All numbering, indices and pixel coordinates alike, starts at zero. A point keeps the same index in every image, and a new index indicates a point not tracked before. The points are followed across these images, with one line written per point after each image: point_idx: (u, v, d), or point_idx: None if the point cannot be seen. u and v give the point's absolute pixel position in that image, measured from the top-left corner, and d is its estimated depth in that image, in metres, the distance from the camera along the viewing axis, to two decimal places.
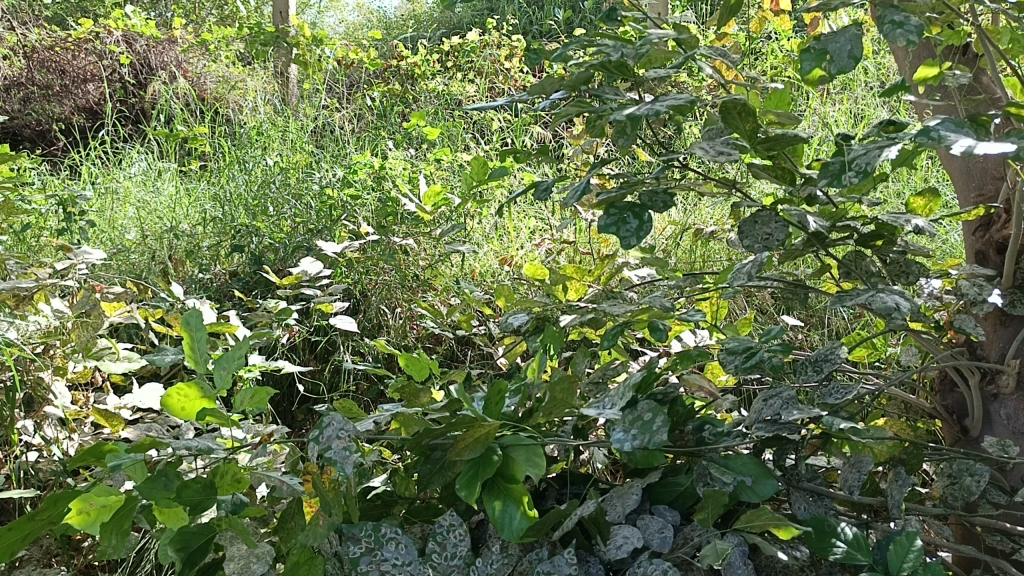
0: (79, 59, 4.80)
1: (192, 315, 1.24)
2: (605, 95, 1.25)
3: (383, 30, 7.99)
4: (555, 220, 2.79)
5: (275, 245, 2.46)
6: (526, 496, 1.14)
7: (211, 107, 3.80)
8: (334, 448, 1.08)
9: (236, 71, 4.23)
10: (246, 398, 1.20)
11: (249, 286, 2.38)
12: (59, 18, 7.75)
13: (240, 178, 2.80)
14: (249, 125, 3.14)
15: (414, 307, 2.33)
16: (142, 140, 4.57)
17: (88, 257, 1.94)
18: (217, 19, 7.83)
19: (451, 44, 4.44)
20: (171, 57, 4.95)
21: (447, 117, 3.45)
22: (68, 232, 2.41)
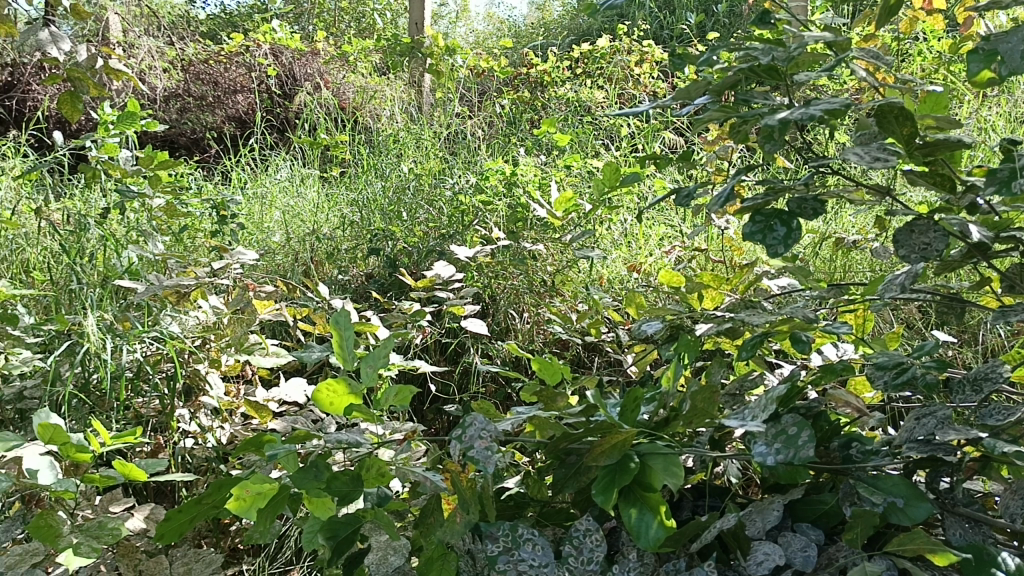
0: (230, 72, 5.11)
1: (341, 315, 1.30)
2: (753, 100, 1.23)
3: (512, 39, 8.11)
4: (686, 227, 2.75)
5: (409, 249, 2.53)
6: (663, 506, 1.13)
7: (350, 116, 3.97)
8: (476, 447, 1.11)
9: (374, 80, 4.40)
10: (391, 395, 1.24)
11: (384, 288, 2.46)
12: (214, 33, 8.30)
13: (377, 184, 2.90)
14: (385, 133, 3.25)
15: (542, 313, 2.34)
16: (286, 147, 4.82)
17: (243, 257, 2.04)
18: (353, 31, 8.16)
19: (581, 51, 4.46)
20: (314, 68, 5.19)
21: (577, 124, 3.46)
22: (221, 234, 2.57)
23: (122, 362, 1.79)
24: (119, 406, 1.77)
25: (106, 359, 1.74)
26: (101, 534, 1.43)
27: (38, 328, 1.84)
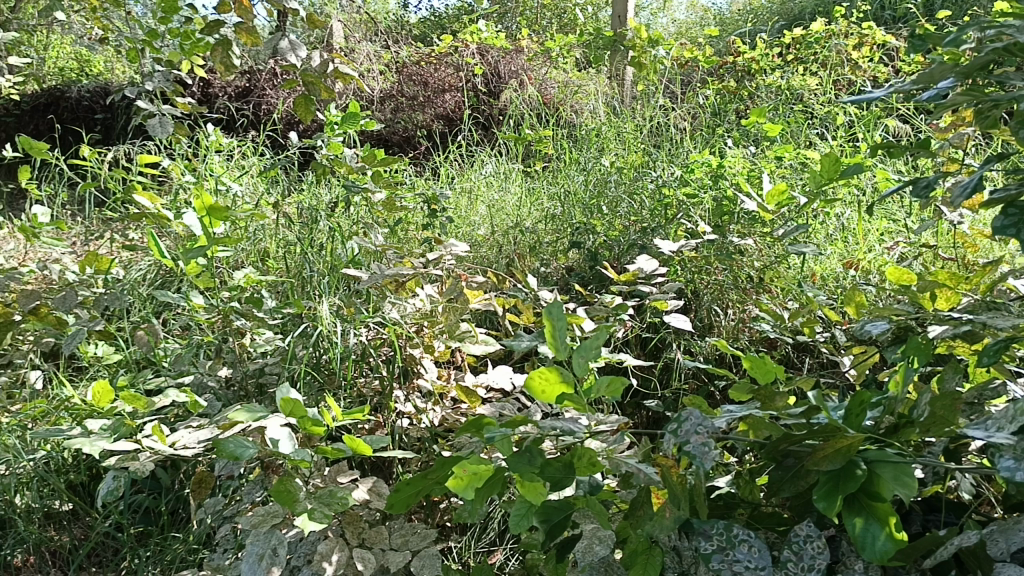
0: (440, 72, 5.37)
1: (555, 306, 1.30)
2: (1008, 81, 1.11)
3: (716, 28, 7.92)
4: (911, 222, 2.57)
5: (609, 242, 2.53)
6: (893, 517, 1.06)
7: (554, 111, 4.05)
8: (692, 442, 1.10)
9: (576, 75, 4.46)
10: (603, 386, 1.26)
11: (585, 281, 2.48)
12: (423, 36, 8.74)
13: (580, 177, 2.93)
14: (589, 127, 3.28)
15: (749, 310, 2.26)
16: (490, 144, 4.99)
17: (455, 249, 2.13)
18: (555, 27, 8.29)
19: (793, 37, 4.27)
20: (518, 66, 5.34)
21: (788, 113, 3.32)
22: (432, 226, 2.70)
23: (348, 345, 1.94)
24: (345, 384, 1.91)
25: (334, 341, 1.92)
26: (331, 502, 1.55)
27: (278, 310, 2.07)
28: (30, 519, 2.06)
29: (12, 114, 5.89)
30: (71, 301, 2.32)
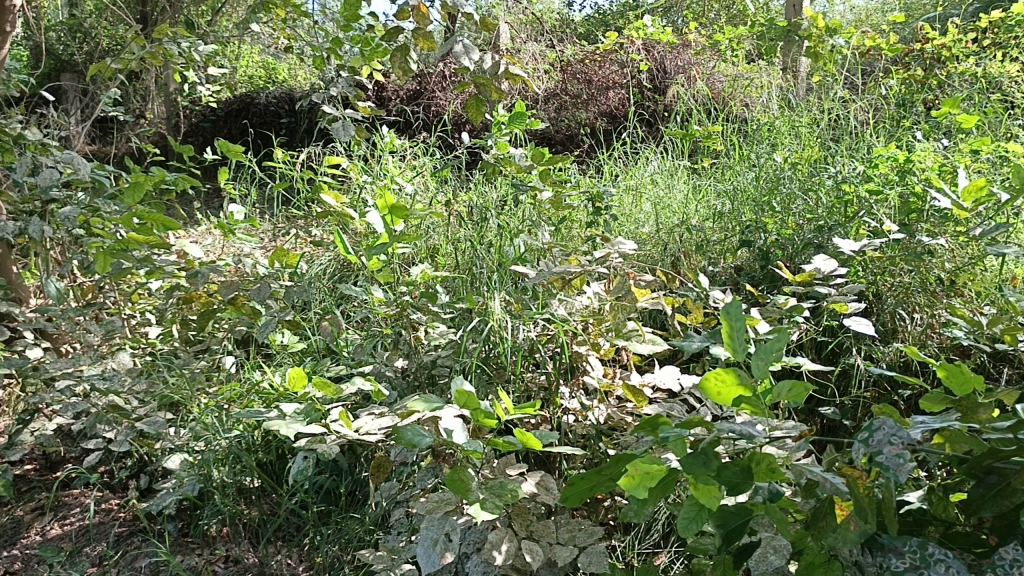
0: (604, 69, 5.40)
1: (732, 306, 1.28)
2: None
3: (900, 14, 7.49)
4: None
5: (782, 241, 2.45)
6: None
7: (723, 107, 3.97)
8: (886, 453, 1.04)
9: (746, 69, 4.35)
10: (783, 391, 1.24)
11: (755, 281, 2.41)
12: (587, 33, 8.80)
13: (751, 173, 2.86)
14: (761, 122, 3.18)
15: (939, 314, 2.13)
16: (655, 140, 4.96)
17: (622, 248, 2.09)
18: (724, 20, 8.08)
19: (990, 20, 3.97)
20: (685, 60, 5.27)
21: (984, 102, 3.10)
22: (598, 224, 2.72)
23: (518, 340, 1.99)
24: (515, 378, 1.97)
25: (505, 336, 1.98)
26: (501, 493, 1.59)
27: (452, 305, 2.14)
28: (226, 493, 2.25)
29: (209, 120, 6.43)
30: (265, 293, 2.47)
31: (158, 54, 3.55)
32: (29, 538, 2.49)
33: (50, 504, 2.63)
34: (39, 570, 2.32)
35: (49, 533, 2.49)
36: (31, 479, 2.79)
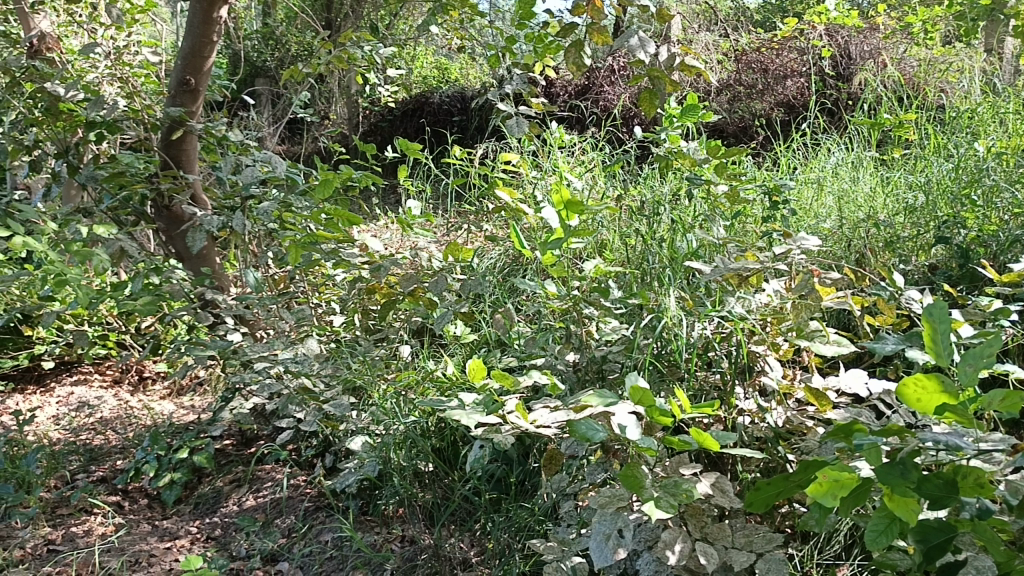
0: (782, 57, 5.22)
1: (935, 308, 1.22)
2: None
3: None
4: None
5: (984, 239, 2.26)
6: None
7: (916, 93, 3.72)
8: None
9: (943, 52, 4.06)
10: (995, 399, 1.16)
11: (952, 280, 2.24)
12: (764, 21, 8.50)
13: (948, 164, 2.66)
14: (963, 107, 2.96)
15: None
16: (837, 130, 4.72)
17: (806, 243, 1.99)
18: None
19: None
20: (872, 45, 4.98)
21: None
22: (775, 219, 2.62)
23: (692, 337, 1.93)
24: (688, 375, 1.93)
25: (678, 332, 1.93)
26: (676, 493, 1.56)
27: (625, 300, 2.11)
28: (402, 475, 2.36)
29: (387, 120, 6.77)
30: (441, 285, 2.55)
31: (344, 57, 3.77)
32: (228, 507, 2.72)
33: (245, 477, 2.87)
34: (237, 537, 2.53)
35: (245, 503, 2.71)
36: (230, 453, 3.04)
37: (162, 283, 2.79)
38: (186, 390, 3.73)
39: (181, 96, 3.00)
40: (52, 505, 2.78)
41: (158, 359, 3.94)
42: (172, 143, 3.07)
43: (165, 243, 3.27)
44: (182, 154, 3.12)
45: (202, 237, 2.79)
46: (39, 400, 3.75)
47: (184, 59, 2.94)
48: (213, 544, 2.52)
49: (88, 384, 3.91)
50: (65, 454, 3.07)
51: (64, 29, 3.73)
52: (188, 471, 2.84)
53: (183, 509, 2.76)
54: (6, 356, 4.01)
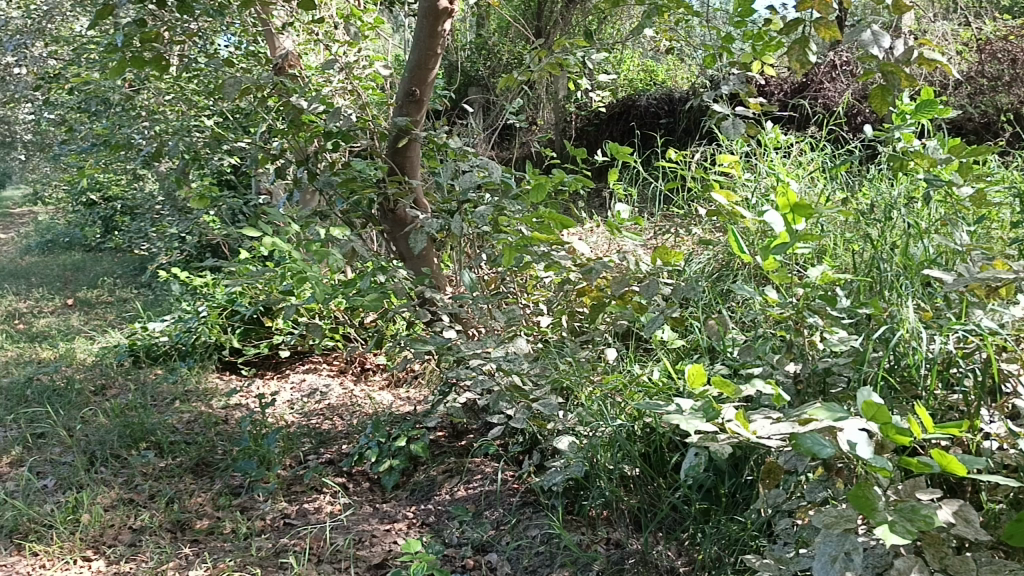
0: None
1: None
2: None
3: None
4: None
5: None
6: None
7: None
8: None
9: None
10: None
11: None
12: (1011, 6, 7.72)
13: None
14: None
15: None
16: None
17: None
18: None
19: None
20: None
21: None
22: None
23: (931, 351, 1.79)
24: (927, 392, 1.78)
25: (916, 346, 1.79)
26: (914, 518, 1.45)
27: (854, 309, 1.98)
28: (610, 477, 2.37)
29: (593, 124, 6.83)
30: (653, 289, 2.52)
31: (557, 64, 3.85)
32: (441, 495, 2.86)
33: (457, 468, 3.00)
34: (450, 524, 2.65)
35: (456, 493, 2.84)
36: (443, 444, 3.20)
37: (387, 281, 2.98)
38: (403, 382, 3.97)
39: (407, 106, 3.19)
40: (288, 482, 3.05)
41: (378, 352, 4.22)
42: (398, 151, 3.29)
43: (389, 243, 3.50)
44: (405, 161, 3.33)
45: (424, 239, 2.94)
46: (277, 385, 4.15)
47: (410, 71, 3.13)
48: (428, 530, 2.66)
49: (318, 372, 4.27)
50: (299, 436, 3.36)
51: (305, 47, 4.07)
52: (406, 459, 3.02)
53: (400, 494, 2.93)
54: (251, 344, 4.46)
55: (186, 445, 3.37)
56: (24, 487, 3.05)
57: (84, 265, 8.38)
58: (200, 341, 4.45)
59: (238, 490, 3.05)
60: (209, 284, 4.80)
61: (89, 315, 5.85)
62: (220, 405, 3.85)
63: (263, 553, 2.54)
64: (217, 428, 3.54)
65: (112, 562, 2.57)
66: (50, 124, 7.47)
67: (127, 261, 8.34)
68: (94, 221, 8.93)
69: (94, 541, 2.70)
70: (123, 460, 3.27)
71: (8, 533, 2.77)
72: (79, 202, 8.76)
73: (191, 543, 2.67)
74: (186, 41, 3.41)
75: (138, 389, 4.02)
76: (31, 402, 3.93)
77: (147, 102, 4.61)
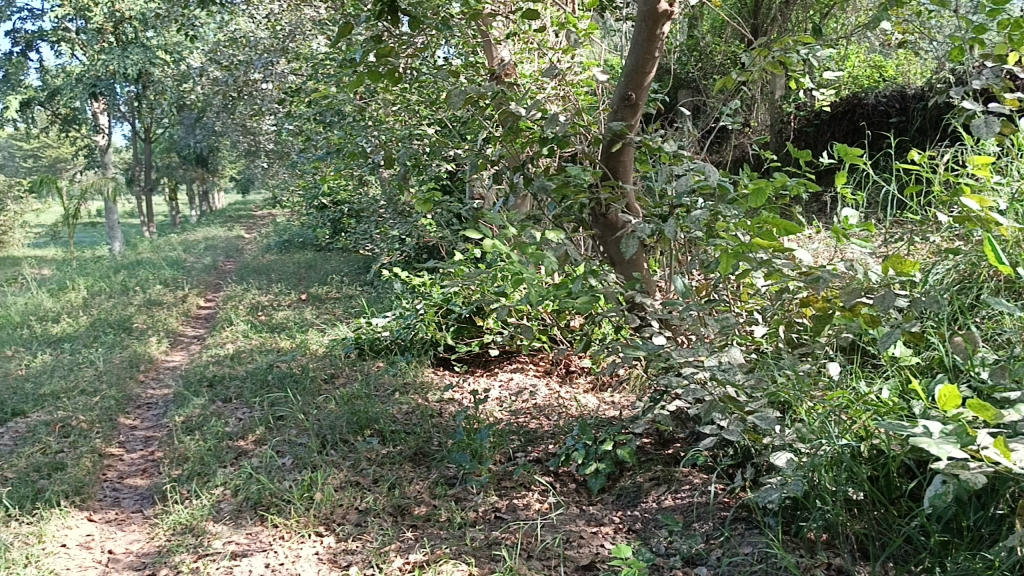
0: None
1: None
2: None
3: None
4: None
5: None
6: None
7: None
8: None
9: None
10: None
11: None
12: None
13: None
14: None
15: None
16: None
17: None
18: None
19: None
20: None
21: None
22: None
23: None
24: None
25: None
26: None
27: None
28: (833, 499, 2.23)
29: (812, 124, 6.59)
30: (889, 300, 2.33)
31: (778, 63, 3.69)
32: (648, 503, 2.83)
33: (664, 476, 2.95)
34: (657, 533, 2.62)
35: (664, 502, 2.80)
36: (649, 450, 3.16)
37: (599, 285, 2.99)
38: (608, 386, 3.98)
39: (622, 111, 3.16)
40: (499, 476, 3.16)
41: (584, 355, 4.26)
42: (611, 156, 3.24)
43: (599, 247, 3.49)
44: (619, 166, 3.27)
45: (636, 243, 2.90)
46: (486, 383, 4.31)
47: (627, 76, 3.10)
48: (635, 536, 2.64)
49: (525, 372, 4.39)
50: (508, 433, 3.46)
51: (521, 56, 4.19)
52: (613, 463, 3.02)
53: (606, 498, 2.94)
54: (463, 342, 4.66)
55: (405, 434, 3.58)
56: (268, 463, 3.38)
57: (315, 264, 9.14)
58: (418, 337, 4.71)
59: (452, 481, 3.19)
60: (425, 283, 5.07)
61: (320, 309, 6.38)
62: (435, 399, 4.06)
63: (477, 544, 2.65)
64: (433, 420, 3.73)
65: (341, 539, 2.79)
66: (290, 135, 8.21)
67: (352, 260, 9.01)
68: (324, 224, 9.71)
69: (326, 518, 2.94)
70: (350, 445, 3.53)
71: (254, 504, 3.07)
72: (312, 206, 9.56)
73: (410, 528, 2.83)
74: (414, 54, 3.61)
75: (363, 379, 4.33)
76: (272, 386, 4.35)
77: (375, 113, 4.94)
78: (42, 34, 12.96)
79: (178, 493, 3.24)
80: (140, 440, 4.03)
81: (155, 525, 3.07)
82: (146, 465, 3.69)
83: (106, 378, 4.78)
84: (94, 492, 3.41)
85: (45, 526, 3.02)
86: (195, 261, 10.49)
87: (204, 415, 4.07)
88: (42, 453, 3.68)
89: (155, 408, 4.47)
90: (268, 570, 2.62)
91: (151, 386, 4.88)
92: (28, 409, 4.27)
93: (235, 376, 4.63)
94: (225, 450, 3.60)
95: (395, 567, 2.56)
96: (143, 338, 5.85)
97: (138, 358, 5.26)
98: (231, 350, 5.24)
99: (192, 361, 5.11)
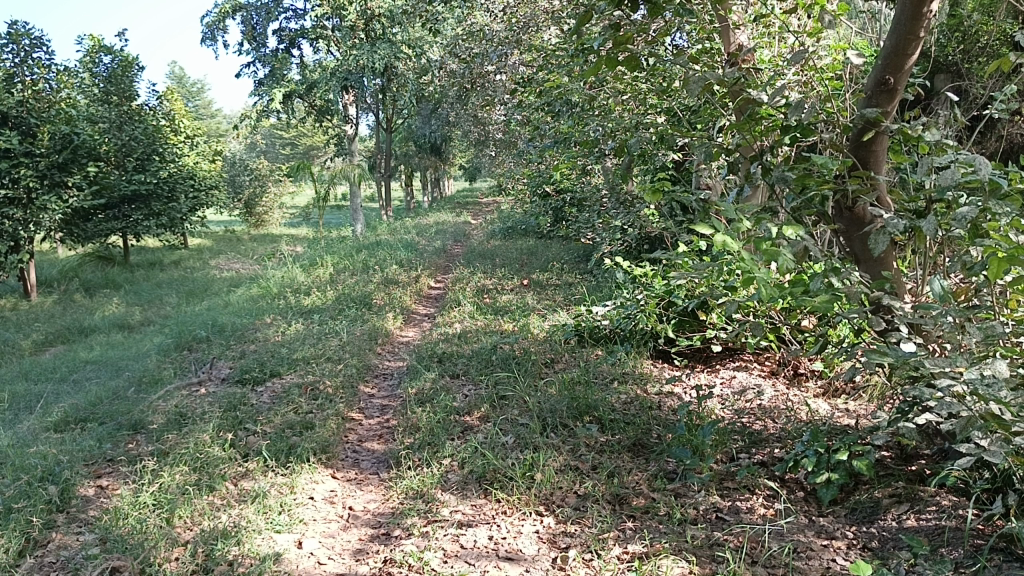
0: None
1: None
2: None
3: None
4: None
5: None
6: None
7: None
8: None
9: None
10: None
11: None
12: None
13: None
14: None
15: None
16: None
17: None
18: None
19: None
20: None
21: None
22: None
23: None
24: None
25: None
26: None
27: None
28: None
29: None
30: None
31: None
32: (887, 521, 2.62)
33: (906, 494, 2.71)
34: (897, 554, 2.41)
35: (905, 522, 2.57)
36: (889, 465, 2.92)
37: (841, 282, 2.76)
38: (842, 393, 3.75)
39: (878, 96, 2.85)
40: (721, 476, 3.06)
41: (814, 358, 4.04)
42: (862, 145, 2.97)
43: (841, 241, 3.24)
44: (870, 155, 2.99)
45: (886, 239, 2.62)
46: (708, 379, 4.22)
47: (885, 58, 2.78)
48: (871, 554, 2.45)
49: (749, 371, 4.24)
50: (731, 433, 3.34)
51: (760, 41, 4.00)
52: (847, 474, 2.81)
53: (838, 511, 2.76)
54: (685, 335, 4.58)
55: (625, 424, 3.57)
56: (492, 440, 3.51)
57: (537, 250, 9.38)
58: (638, 328, 4.69)
59: (672, 476, 3.14)
60: (647, 274, 5.02)
61: (543, 294, 6.53)
62: (654, 391, 4.01)
63: (697, 542, 2.60)
64: (652, 412, 3.70)
65: (561, 521, 2.84)
66: (518, 124, 8.46)
67: (573, 248, 9.17)
68: (547, 211, 9.94)
69: (547, 498, 3.01)
70: (570, 430, 3.58)
71: (479, 478, 3.21)
72: (536, 194, 9.81)
73: (629, 518, 2.83)
74: (647, 41, 3.54)
75: (583, 367, 4.38)
76: (497, 367, 4.51)
77: (604, 102, 4.94)
78: (303, 33, 14.26)
79: (411, 460, 3.46)
80: (377, 408, 4.34)
81: (390, 488, 3.30)
82: (382, 432, 3.98)
83: (349, 348, 5.19)
84: (338, 451, 3.71)
85: (297, 478, 3.35)
86: (427, 243, 11.15)
87: (434, 388, 4.30)
88: (295, 412, 4.07)
89: (390, 379, 4.81)
90: (491, 542, 2.72)
91: (387, 359, 5.24)
92: (284, 372, 4.74)
93: (463, 355, 4.85)
94: (452, 424, 3.79)
95: (613, 555, 2.57)
96: (381, 313, 6.29)
97: (376, 332, 5.67)
98: (460, 329, 5.51)
99: (425, 337, 5.43)
